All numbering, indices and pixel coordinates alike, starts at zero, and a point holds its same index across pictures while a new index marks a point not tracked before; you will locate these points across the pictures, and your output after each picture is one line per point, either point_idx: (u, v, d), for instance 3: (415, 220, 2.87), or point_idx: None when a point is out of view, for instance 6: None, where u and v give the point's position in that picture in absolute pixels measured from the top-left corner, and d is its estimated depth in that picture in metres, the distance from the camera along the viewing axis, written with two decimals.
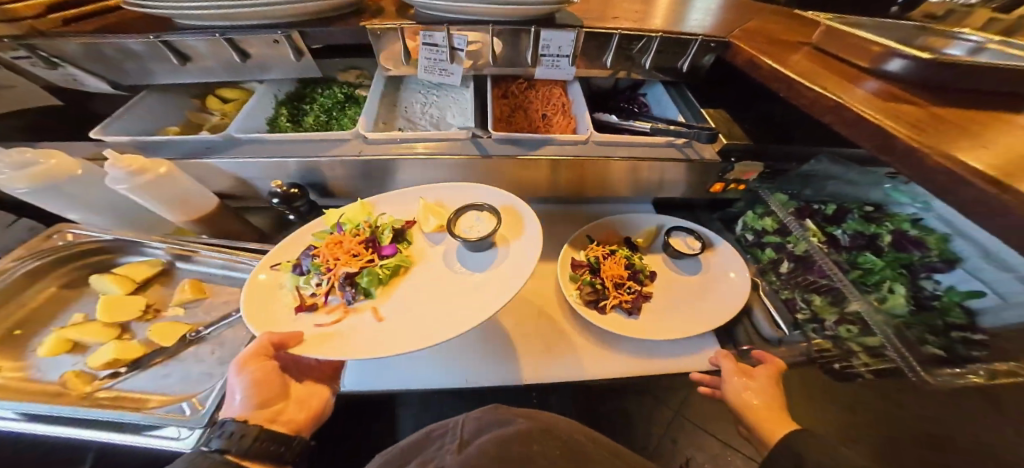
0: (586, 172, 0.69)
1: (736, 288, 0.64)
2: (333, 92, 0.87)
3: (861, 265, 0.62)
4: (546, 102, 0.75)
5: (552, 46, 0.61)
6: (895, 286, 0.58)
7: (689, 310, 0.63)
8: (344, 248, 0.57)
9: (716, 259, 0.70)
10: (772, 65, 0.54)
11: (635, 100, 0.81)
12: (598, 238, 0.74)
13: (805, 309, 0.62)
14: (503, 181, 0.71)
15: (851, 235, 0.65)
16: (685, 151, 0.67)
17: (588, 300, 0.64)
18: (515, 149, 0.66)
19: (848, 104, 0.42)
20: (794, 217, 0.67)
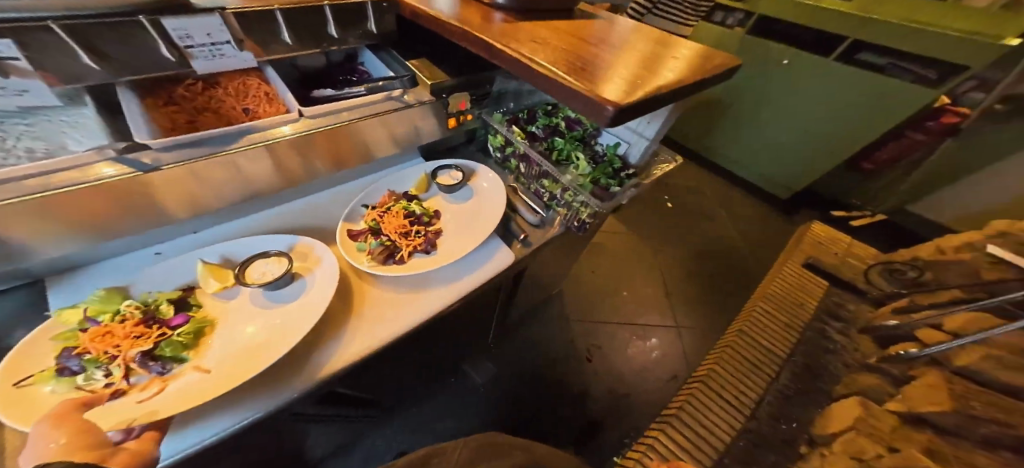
0: (339, 143, 0.71)
1: (491, 192, 0.82)
2: None
3: (559, 148, 0.80)
4: (242, 95, 0.67)
5: (196, 35, 0.52)
6: (578, 154, 0.79)
7: (465, 228, 0.76)
8: (119, 333, 0.51)
9: (475, 180, 0.85)
10: (422, 13, 0.65)
11: (351, 71, 0.83)
12: (378, 203, 0.78)
13: (544, 192, 0.83)
14: (217, 189, 0.63)
15: (545, 127, 0.85)
16: (404, 99, 0.75)
17: (383, 258, 0.68)
18: (198, 153, 0.58)
19: (471, 32, 0.56)
20: (508, 126, 0.83)
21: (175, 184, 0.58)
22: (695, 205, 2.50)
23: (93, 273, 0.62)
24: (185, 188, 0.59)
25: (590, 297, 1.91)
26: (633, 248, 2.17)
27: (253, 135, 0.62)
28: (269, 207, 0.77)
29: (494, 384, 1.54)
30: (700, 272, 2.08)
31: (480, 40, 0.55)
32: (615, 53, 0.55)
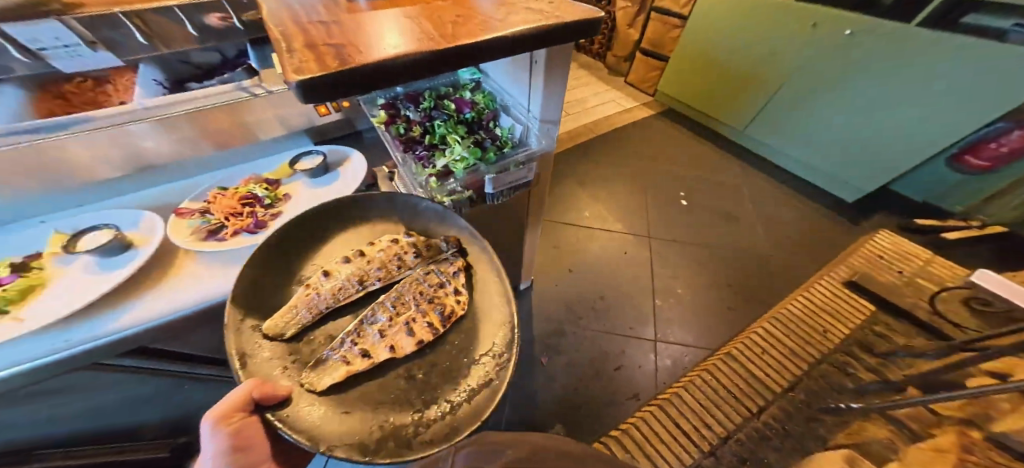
0: (213, 122, 0.72)
1: (351, 177, 0.78)
2: None
3: (435, 131, 0.73)
4: (119, 89, 0.69)
5: (44, 40, 0.52)
6: (454, 141, 0.70)
7: (312, 206, 0.72)
8: (228, 204, 0.70)
9: (345, 168, 0.80)
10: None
11: (232, 65, 0.81)
12: (233, 186, 0.75)
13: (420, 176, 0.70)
14: (109, 165, 0.67)
15: (421, 111, 0.77)
16: (253, 89, 0.74)
17: (235, 228, 0.67)
18: (43, 134, 0.58)
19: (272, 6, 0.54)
20: (380, 112, 0.78)
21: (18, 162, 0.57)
22: (720, 199, 2.06)
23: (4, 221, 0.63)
24: (42, 163, 0.60)
25: (562, 297, 1.66)
26: (623, 244, 1.84)
27: (101, 119, 0.61)
28: (141, 184, 0.74)
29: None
30: (713, 282, 1.70)
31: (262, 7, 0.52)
32: (404, 25, 0.50)
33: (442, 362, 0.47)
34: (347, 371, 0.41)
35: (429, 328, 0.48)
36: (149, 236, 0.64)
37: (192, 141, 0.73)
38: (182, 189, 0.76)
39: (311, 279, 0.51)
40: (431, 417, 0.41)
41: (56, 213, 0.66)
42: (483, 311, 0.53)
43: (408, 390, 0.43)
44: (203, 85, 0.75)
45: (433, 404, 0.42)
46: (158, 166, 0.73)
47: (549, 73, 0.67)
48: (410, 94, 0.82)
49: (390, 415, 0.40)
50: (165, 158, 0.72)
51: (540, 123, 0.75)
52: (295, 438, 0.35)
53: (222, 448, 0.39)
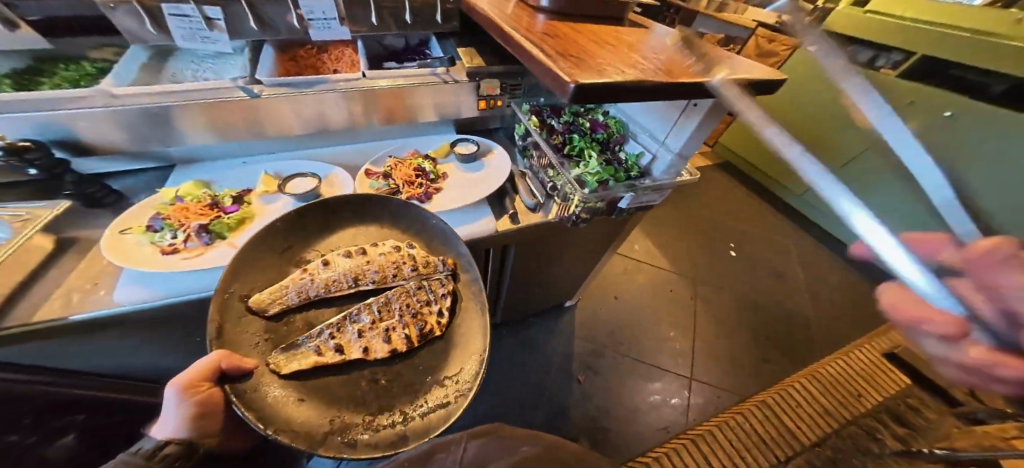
0: (392, 104, 0.84)
1: (500, 173, 0.87)
2: (78, 69, 0.69)
3: (574, 143, 0.86)
4: (337, 59, 0.89)
5: (315, 11, 0.76)
6: (593, 155, 0.84)
7: (466, 190, 0.82)
8: (404, 172, 0.81)
9: (492, 160, 0.90)
10: (481, 13, 0.76)
11: (417, 52, 0.99)
12: (403, 157, 0.86)
13: (548, 181, 0.86)
14: (309, 123, 0.81)
15: (564, 123, 0.89)
16: (441, 76, 0.85)
17: (404, 195, 0.77)
18: (288, 91, 0.75)
19: (500, 28, 0.67)
20: (529, 117, 0.89)
21: (271, 107, 0.74)
22: (764, 255, 2.13)
23: (229, 145, 0.79)
24: (275, 115, 0.76)
25: (605, 320, 1.76)
26: (669, 283, 1.93)
27: (332, 83, 0.78)
28: (324, 144, 0.89)
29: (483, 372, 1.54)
30: (751, 337, 1.75)
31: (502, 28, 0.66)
32: (620, 53, 0.61)
33: (407, 378, 0.59)
34: (314, 361, 0.55)
35: (403, 340, 0.61)
36: (337, 188, 0.76)
37: (370, 116, 0.85)
38: (351, 153, 0.90)
39: (312, 266, 0.64)
40: (383, 424, 0.53)
41: (262, 154, 0.82)
42: (456, 344, 0.64)
43: (368, 396, 0.55)
44: (399, 65, 0.88)
45: (382, 411, 0.54)
46: (334, 130, 0.85)
47: (711, 114, 0.71)
48: (555, 107, 0.92)
49: (340, 409, 0.53)
50: (347, 125, 0.85)
51: (672, 156, 0.80)
52: (256, 415, 0.47)
53: (190, 411, 0.54)
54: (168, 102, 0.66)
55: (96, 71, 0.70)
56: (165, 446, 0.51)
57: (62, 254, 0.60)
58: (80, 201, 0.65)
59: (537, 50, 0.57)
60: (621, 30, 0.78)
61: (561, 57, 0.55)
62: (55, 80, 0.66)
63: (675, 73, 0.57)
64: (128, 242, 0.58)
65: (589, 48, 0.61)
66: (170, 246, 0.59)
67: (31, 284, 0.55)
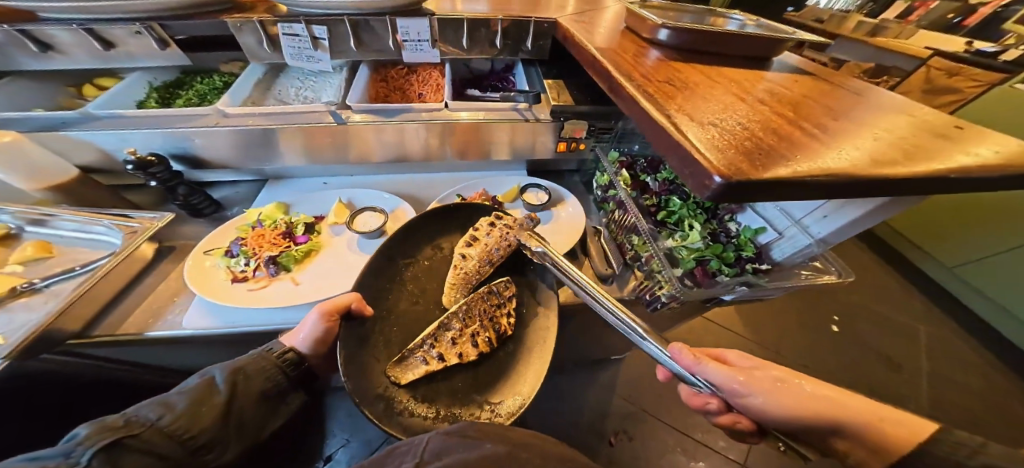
0: (468, 138, 0.78)
1: (572, 231, 0.74)
2: (210, 82, 0.74)
3: (668, 207, 0.71)
4: (422, 83, 0.85)
5: (411, 33, 0.72)
6: (693, 224, 0.68)
7: (534, 248, 0.71)
8: None
9: (562, 211, 0.78)
10: (582, 44, 0.64)
11: (504, 79, 0.92)
12: (469, 198, 0.79)
13: (629, 249, 0.71)
14: (385, 151, 0.78)
15: (660, 180, 0.74)
16: (523, 113, 0.75)
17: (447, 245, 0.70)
18: (374, 118, 0.72)
19: (607, 67, 0.54)
20: (617, 168, 0.75)
21: (353, 135, 0.72)
22: (883, 342, 1.64)
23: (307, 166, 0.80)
24: (357, 143, 0.74)
25: (659, 384, 1.52)
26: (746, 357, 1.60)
27: (412, 113, 0.74)
28: (396, 172, 0.86)
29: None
30: None
31: (608, 71, 0.53)
32: (774, 113, 0.45)
33: (461, 381, 0.53)
34: (425, 370, 0.51)
35: (488, 342, 0.55)
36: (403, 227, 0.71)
37: (444, 149, 0.80)
38: (420, 183, 0.85)
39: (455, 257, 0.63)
40: (420, 412, 0.48)
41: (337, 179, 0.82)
42: (520, 365, 0.55)
43: (420, 380, 0.51)
44: (482, 94, 0.81)
45: (425, 396, 0.50)
46: (407, 160, 0.82)
47: (884, 209, 0.49)
48: (652, 158, 0.78)
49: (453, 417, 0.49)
50: (420, 155, 0.81)
51: (811, 242, 0.61)
52: (347, 357, 0.47)
53: (316, 335, 0.52)
54: (263, 125, 0.66)
55: (221, 85, 0.73)
56: (287, 354, 0.51)
57: (157, 262, 0.67)
58: (186, 211, 0.71)
59: (659, 107, 0.42)
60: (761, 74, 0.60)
61: (699, 123, 0.40)
62: (191, 93, 0.70)
63: (866, 153, 0.39)
64: (208, 266, 0.61)
65: (739, 106, 0.45)
66: (240, 274, 0.61)
67: (129, 290, 0.62)
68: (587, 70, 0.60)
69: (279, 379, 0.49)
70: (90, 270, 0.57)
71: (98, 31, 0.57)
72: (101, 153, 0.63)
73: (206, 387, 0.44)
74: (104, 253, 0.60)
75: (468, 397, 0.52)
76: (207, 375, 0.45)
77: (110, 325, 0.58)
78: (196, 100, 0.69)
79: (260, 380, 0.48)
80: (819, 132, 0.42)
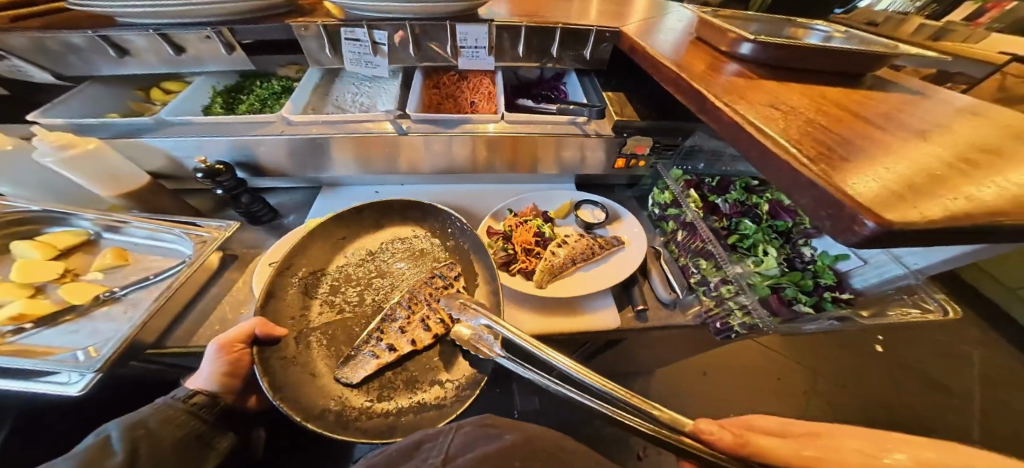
0: (523, 151, 0.75)
1: (636, 251, 0.70)
2: (269, 85, 0.73)
3: (739, 230, 0.66)
4: (473, 91, 0.82)
5: (469, 39, 0.70)
6: (769, 249, 0.63)
7: (598, 269, 0.67)
8: (521, 236, 0.70)
9: (621, 229, 0.74)
10: (654, 55, 0.60)
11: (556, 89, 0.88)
12: (522, 212, 0.76)
13: (695, 273, 0.67)
14: (440, 161, 0.76)
15: (731, 202, 0.70)
16: (584, 128, 0.72)
17: (500, 263, 0.67)
18: (432, 129, 0.70)
19: (692, 82, 0.51)
20: (684, 188, 0.71)
21: (411, 146, 0.71)
22: (935, 366, 1.53)
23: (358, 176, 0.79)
24: (412, 153, 0.73)
25: (696, 404, 1.45)
26: (789, 377, 1.50)
27: (469, 124, 0.72)
28: (445, 181, 0.84)
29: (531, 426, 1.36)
30: None
31: (695, 92, 0.49)
32: (899, 138, 0.40)
33: (410, 372, 0.50)
34: (377, 366, 0.49)
35: (441, 325, 0.53)
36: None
37: (499, 161, 0.78)
38: (471, 193, 0.84)
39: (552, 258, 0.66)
40: (378, 411, 0.46)
41: (387, 191, 0.81)
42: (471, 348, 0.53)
43: (365, 385, 0.48)
44: (537, 105, 0.79)
45: (379, 400, 0.47)
46: (458, 171, 0.80)
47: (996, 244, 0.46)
48: (721, 178, 0.73)
49: (415, 408, 0.47)
50: (473, 167, 0.79)
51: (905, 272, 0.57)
52: (274, 380, 0.44)
53: (222, 370, 0.50)
54: (323, 134, 0.66)
55: (280, 90, 0.72)
56: (195, 397, 0.49)
57: (222, 269, 0.64)
58: (245, 218, 0.70)
59: (775, 138, 0.39)
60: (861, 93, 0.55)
61: (836, 155, 0.36)
62: (252, 98, 0.70)
63: None
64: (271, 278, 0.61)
65: (858, 131, 0.41)
66: None
67: (199, 299, 0.59)
68: (664, 87, 0.56)
69: (195, 423, 0.47)
70: (164, 281, 0.55)
71: (171, 36, 0.58)
72: (170, 159, 0.63)
73: (101, 445, 0.40)
74: (175, 260, 0.58)
75: (427, 385, 0.49)
76: (102, 433, 0.41)
77: (182, 337, 0.55)
78: (258, 105, 0.69)
79: (170, 428, 0.44)
80: (968, 159, 0.37)
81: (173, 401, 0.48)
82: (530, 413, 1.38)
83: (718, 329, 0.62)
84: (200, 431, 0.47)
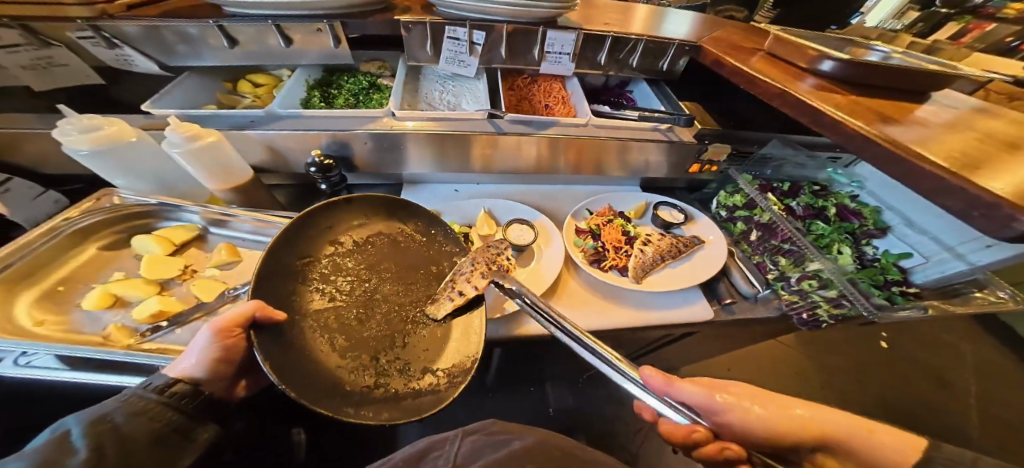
0: (604, 155, 0.78)
1: (716, 249, 0.74)
2: (356, 80, 0.74)
3: (814, 231, 0.71)
4: (547, 94, 0.84)
5: (556, 45, 0.72)
6: (845, 248, 0.68)
7: (685, 267, 0.71)
8: (609, 234, 0.73)
9: (696, 230, 0.78)
10: (743, 69, 0.66)
11: (622, 96, 0.92)
12: (602, 212, 0.79)
13: (773, 269, 0.71)
14: (523, 162, 0.78)
15: (803, 206, 0.75)
16: (667, 134, 0.76)
17: (591, 260, 0.69)
18: (524, 130, 0.72)
19: (796, 98, 0.56)
20: (760, 191, 0.75)
21: (502, 147, 0.73)
22: (933, 360, 1.66)
23: (439, 175, 0.79)
24: (499, 153, 0.75)
25: None
26: (807, 372, 1.58)
27: (556, 127, 0.74)
28: (519, 181, 0.86)
29: (570, 426, 1.36)
30: None
31: (807, 107, 0.55)
32: (999, 152, 0.46)
33: (404, 358, 0.48)
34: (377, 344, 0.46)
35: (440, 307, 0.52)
36: (546, 240, 0.72)
37: (579, 164, 0.80)
38: (545, 195, 0.86)
39: (643, 251, 0.69)
40: (376, 394, 0.44)
41: (467, 191, 0.82)
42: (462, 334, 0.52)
43: (355, 373, 0.45)
44: (612, 110, 0.81)
45: (374, 385, 0.45)
46: (537, 173, 0.82)
47: None
48: (791, 184, 0.79)
49: (414, 392, 0.45)
50: (553, 169, 0.81)
51: (967, 269, 0.60)
52: (274, 364, 0.41)
53: (213, 355, 0.42)
54: (425, 134, 0.67)
55: (369, 85, 0.73)
56: (176, 385, 0.39)
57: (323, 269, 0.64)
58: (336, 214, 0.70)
59: (900, 153, 0.44)
60: (930, 110, 0.62)
61: (965, 166, 0.41)
62: (345, 92, 0.71)
63: None
64: None
65: (959, 145, 0.47)
66: None
67: None
68: (765, 101, 0.62)
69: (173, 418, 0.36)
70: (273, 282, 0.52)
71: (283, 29, 0.57)
72: (272, 153, 0.63)
73: (56, 444, 0.31)
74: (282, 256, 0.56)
75: (423, 366, 0.48)
76: (58, 429, 0.32)
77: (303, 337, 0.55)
78: (352, 100, 0.70)
79: (141, 422, 0.34)
80: None
81: (146, 391, 0.38)
82: (567, 412, 1.38)
83: (799, 321, 0.66)
84: (179, 426, 0.37)
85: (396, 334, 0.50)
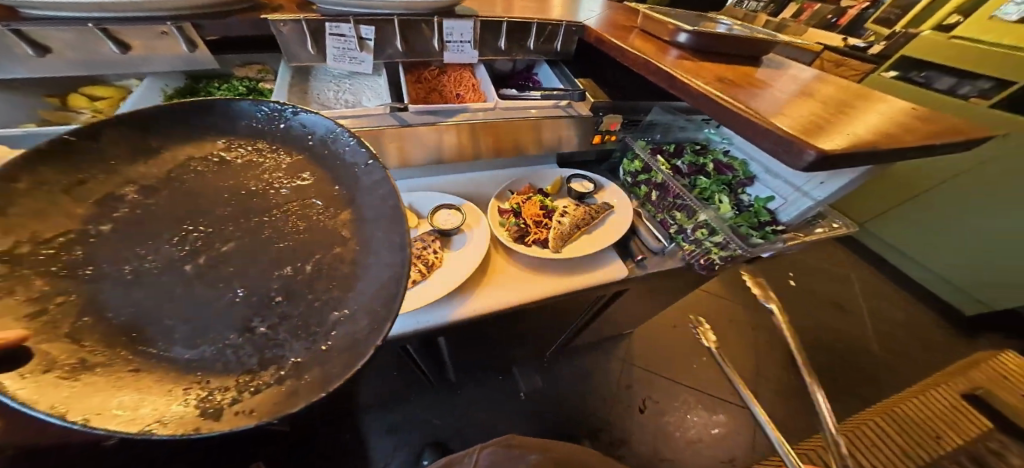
0: (513, 136, 0.80)
1: (624, 211, 0.82)
2: (231, 85, 0.66)
3: (698, 184, 0.82)
4: (457, 83, 0.84)
5: (455, 33, 0.71)
6: (723, 196, 0.79)
7: (600, 231, 0.77)
8: (529, 210, 0.76)
9: (606, 196, 0.85)
10: (618, 44, 0.72)
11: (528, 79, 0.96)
12: (522, 191, 0.82)
13: (672, 224, 0.80)
14: (438, 152, 0.77)
15: (688, 164, 0.86)
16: (567, 110, 0.80)
17: (515, 237, 0.71)
18: (434, 119, 0.71)
19: (656, 67, 0.64)
20: (652, 155, 0.85)
21: (409, 138, 0.71)
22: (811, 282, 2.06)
23: None
24: (409, 146, 0.73)
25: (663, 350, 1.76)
26: (726, 313, 1.88)
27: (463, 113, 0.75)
28: (440, 172, 0.85)
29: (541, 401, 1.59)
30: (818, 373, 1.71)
31: (665, 74, 0.63)
32: (800, 102, 0.58)
33: (294, 318, 0.39)
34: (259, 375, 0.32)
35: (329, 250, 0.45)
36: (471, 224, 0.72)
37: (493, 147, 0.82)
38: (465, 181, 0.86)
39: (562, 221, 0.73)
40: (259, 385, 0.32)
41: None
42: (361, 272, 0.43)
43: (212, 365, 0.34)
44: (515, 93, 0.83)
45: (238, 383, 0.32)
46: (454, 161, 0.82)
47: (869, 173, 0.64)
48: (677, 146, 0.90)
49: (312, 364, 0.34)
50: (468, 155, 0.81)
51: (812, 204, 0.74)
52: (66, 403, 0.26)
53: None
54: None
55: (246, 89, 0.66)
56: None
57: None
58: None
59: (733, 108, 0.53)
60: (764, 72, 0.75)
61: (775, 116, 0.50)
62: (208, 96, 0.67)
63: (874, 127, 0.53)
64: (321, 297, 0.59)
65: (774, 100, 0.57)
66: None
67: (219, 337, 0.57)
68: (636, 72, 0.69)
69: None
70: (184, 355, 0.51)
71: (111, 34, 0.53)
72: None
73: None
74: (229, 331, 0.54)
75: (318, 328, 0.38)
76: None
77: None
78: None
79: None
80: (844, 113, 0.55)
81: None
82: (537, 392, 1.62)
83: (697, 265, 0.76)
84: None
85: (264, 305, 0.39)
